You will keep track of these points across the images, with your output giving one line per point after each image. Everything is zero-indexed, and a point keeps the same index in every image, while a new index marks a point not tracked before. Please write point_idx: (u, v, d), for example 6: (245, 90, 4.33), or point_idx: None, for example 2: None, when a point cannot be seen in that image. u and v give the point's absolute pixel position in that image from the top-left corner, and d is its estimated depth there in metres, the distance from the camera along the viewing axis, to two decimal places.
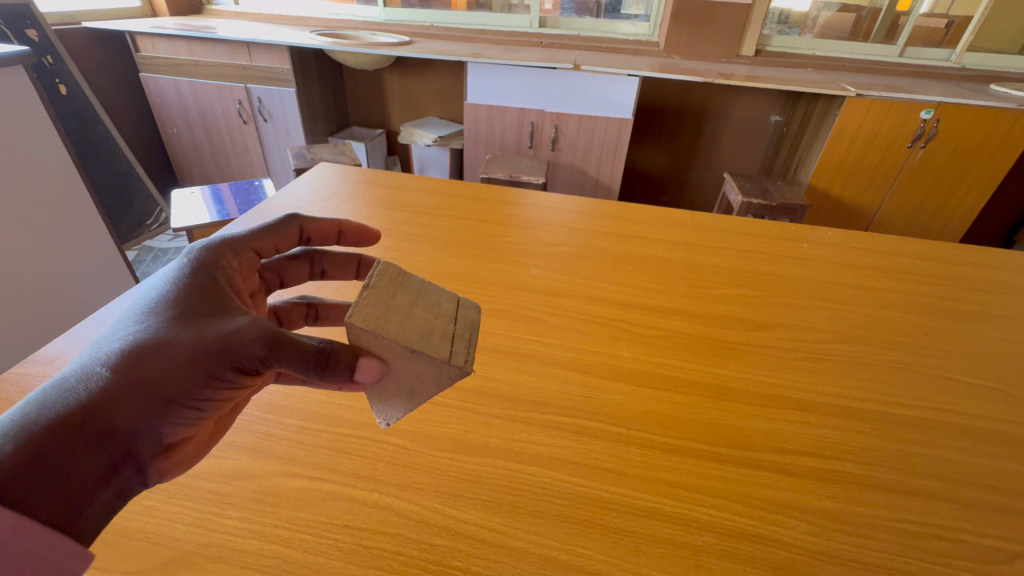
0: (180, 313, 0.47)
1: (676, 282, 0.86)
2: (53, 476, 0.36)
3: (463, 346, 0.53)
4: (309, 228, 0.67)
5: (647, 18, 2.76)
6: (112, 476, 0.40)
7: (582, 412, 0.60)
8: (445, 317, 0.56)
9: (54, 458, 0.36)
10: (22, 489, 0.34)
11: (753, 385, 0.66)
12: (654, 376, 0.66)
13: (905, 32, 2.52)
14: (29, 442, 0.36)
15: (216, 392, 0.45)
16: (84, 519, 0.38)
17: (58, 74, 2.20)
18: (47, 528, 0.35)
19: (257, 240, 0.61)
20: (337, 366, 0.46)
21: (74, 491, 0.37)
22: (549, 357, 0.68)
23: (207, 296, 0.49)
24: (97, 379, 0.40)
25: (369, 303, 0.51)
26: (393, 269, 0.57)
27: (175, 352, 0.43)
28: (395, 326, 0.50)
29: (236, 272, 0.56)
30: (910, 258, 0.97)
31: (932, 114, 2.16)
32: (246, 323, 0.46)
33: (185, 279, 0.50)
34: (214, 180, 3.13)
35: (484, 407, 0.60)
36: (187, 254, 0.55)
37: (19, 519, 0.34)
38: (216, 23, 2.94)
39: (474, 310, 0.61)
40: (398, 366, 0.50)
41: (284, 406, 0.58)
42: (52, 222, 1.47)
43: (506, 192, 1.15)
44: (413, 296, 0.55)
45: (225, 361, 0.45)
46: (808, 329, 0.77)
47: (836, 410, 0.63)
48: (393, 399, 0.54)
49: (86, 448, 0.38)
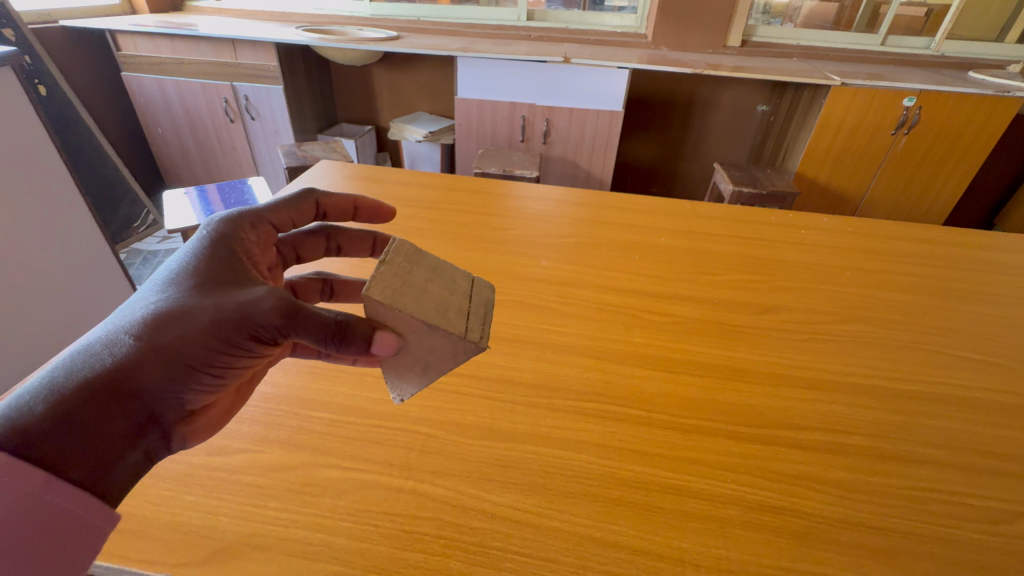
0: (199, 283, 0.49)
1: (682, 269, 0.88)
2: (83, 433, 0.40)
3: (478, 323, 0.56)
4: (326, 203, 0.72)
5: (632, 10, 2.77)
6: (138, 438, 0.43)
7: (602, 397, 0.62)
8: (461, 295, 0.58)
9: (82, 417, 0.40)
10: (56, 444, 0.38)
11: (764, 366, 0.68)
12: (669, 361, 0.68)
13: (886, 21, 2.57)
14: (58, 401, 0.39)
15: (235, 359, 0.48)
16: (113, 476, 0.42)
17: (38, 74, 2.15)
18: (75, 489, 0.39)
19: (275, 214, 0.65)
20: (354, 339, 0.47)
21: (101, 451, 0.41)
22: (564, 345, 0.70)
23: (226, 269, 0.52)
24: (121, 345, 0.43)
25: (385, 277, 0.53)
26: (408, 246, 0.59)
27: (196, 321, 0.46)
28: (412, 301, 0.52)
29: (254, 244, 0.60)
30: (901, 240, 1.00)
31: (914, 102, 2.21)
32: (264, 293, 0.48)
33: (205, 250, 0.53)
34: (201, 181, 3.08)
35: (508, 395, 0.61)
36: (208, 225, 0.58)
37: (48, 477, 0.38)
38: (198, 20, 2.89)
39: (487, 288, 0.63)
40: (414, 340, 0.52)
41: (311, 400, 0.59)
42: (45, 225, 1.45)
43: (506, 185, 1.16)
44: (428, 273, 0.57)
45: (243, 329, 0.47)
46: (810, 310, 0.80)
47: (846, 387, 0.65)
48: (407, 374, 0.56)
49: (110, 407, 0.41)
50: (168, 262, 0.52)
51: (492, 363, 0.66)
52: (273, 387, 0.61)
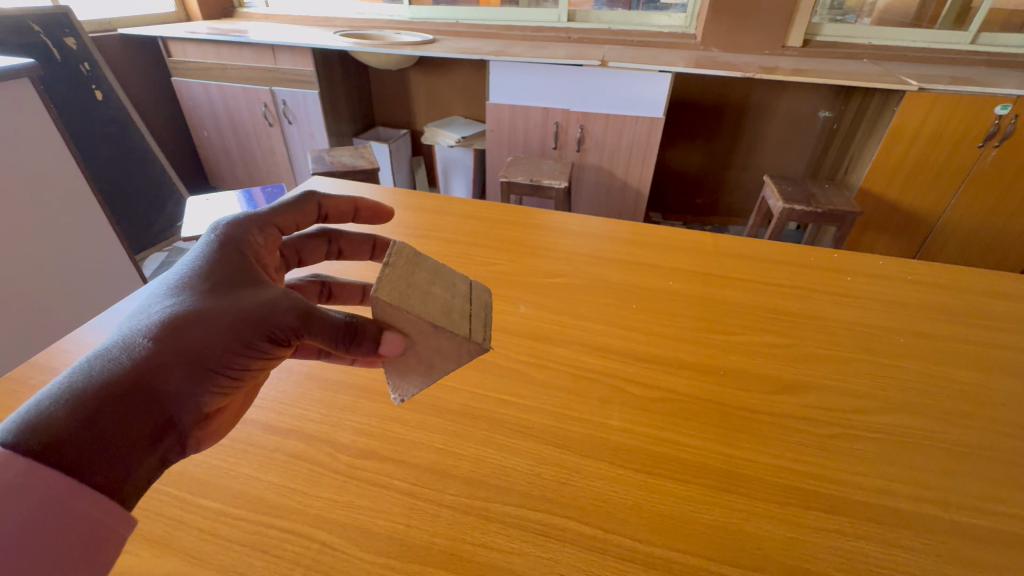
0: (212, 287, 0.49)
1: (689, 323, 0.74)
2: (104, 435, 0.38)
3: (479, 324, 0.59)
4: (327, 204, 0.70)
5: (683, 8, 2.56)
6: (157, 443, 0.41)
7: (551, 505, 0.49)
8: (462, 298, 0.61)
9: (103, 421, 0.38)
10: (76, 448, 0.37)
11: (771, 473, 0.53)
12: (650, 456, 0.55)
13: (979, 16, 2.23)
14: (75, 405, 0.37)
15: (252, 361, 0.47)
16: (133, 480, 0.39)
17: (94, 80, 2.17)
18: (96, 492, 0.37)
19: (280, 217, 0.64)
20: (364, 340, 0.49)
21: (122, 454, 0.39)
22: (523, 425, 0.58)
23: (238, 271, 0.51)
24: (138, 348, 0.42)
25: (391, 279, 0.55)
26: (410, 248, 0.60)
27: (214, 322, 0.45)
28: (417, 302, 0.53)
29: (262, 247, 0.59)
30: (978, 296, 0.80)
31: (1009, 109, 1.89)
32: (279, 294, 0.49)
33: (215, 254, 0.53)
34: (242, 182, 3.16)
35: (437, 492, 0.50)
36: (215, 230, 0.57)
37: (68, 482, 0.35)
38: (246, 26, 2.95)
39: (485, 292, 0.67)
40: (420, 340, 0.54)
41: (205, 483, 0.51)
42: (64, 229, 1.48)
43: (506, 210, 1.05)
44: (430, 276, 0.59)
45: (260, 330, 0.47)
46: (844, 392, 0.63)
47: (883, 513, 0.50)
48: (410, 374, 0.57)
49: (133, 410, 0.40)
50: (176, 269, 0.51)
51: (427, 446, 0.55)
52: None
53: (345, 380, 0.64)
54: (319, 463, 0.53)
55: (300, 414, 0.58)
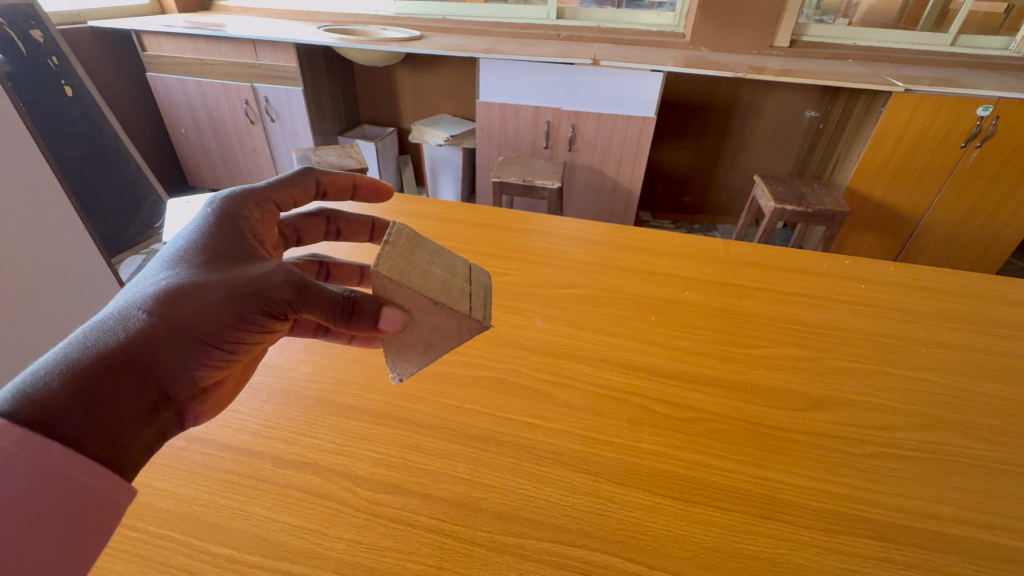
0: (207, 260, 0.47)
1: (708, 335, 0.72)
2: (97, 407, 0.37)
3: (480, 303, 0.58)
4: (326, 180, 0.66)
5: (671, 7, 2.55)
6: (152, 416, 0.41)
7: (591, 542, 0.47)
8: (463, 278, 0.60)
9: (97, 394, 0.37)
10: (73, 420, 0.36)
11: (810, 496, 0.51)
12: (686, 482, 0.52)
13: (958, 19, 2.28)
14: (72, 377, 0.37)
15: (247, 335, 0.46)
16: (131, 450, 0.39)
17: (63, 75, 2.05)
18: (95, 464, 0.36)
19: (277, 191, 0.60)
20: (361, 316, 0.47)
21: (117, 426, 0.38)
22: (551, 452, 0.55)
23: (233, 244, 0.49)
24: (133, 321, 0.41)
25: (392, 256, 0.53)
26: (409, 230, 0.58)
27: (209, 295, 0.44)
28: (418, 280, 0.52)
29: (259, 223, 0.56)
30: (986, 303, 0.80)
31: (990, 111, 1.93)
32: (275, 268, 0.46)
33: (210, 226, 0.50)
34: (222, 182, 3.04)
35: (468, 530, 0.47)
36: (210, 202, 0.55)
37: (67, 452, 0.35)
38: (224, 20, 2.84)
39: (484, 275, 0.65)
40: (420, 317, 0.53)
41: (213, 527, 0.46)
42: (33, 234, 1.40)
43: (509, 216, 1.01)
44: (430, 255, 0.58)
45: (255, 303, 0.45)
46: (873, 407, 0.62)
47: (928, 537, 0.48)
48: (410, 353, 0.58)
49: (127, 383, 0.39)
50: (171, 241, 0.49)
51: (452, 477, 0.52)
52: (172, 504, 0.48)
53: (357, 403, 0.60)
54: (338, 500, 0.49)
55: (314, 444, 0.55)
